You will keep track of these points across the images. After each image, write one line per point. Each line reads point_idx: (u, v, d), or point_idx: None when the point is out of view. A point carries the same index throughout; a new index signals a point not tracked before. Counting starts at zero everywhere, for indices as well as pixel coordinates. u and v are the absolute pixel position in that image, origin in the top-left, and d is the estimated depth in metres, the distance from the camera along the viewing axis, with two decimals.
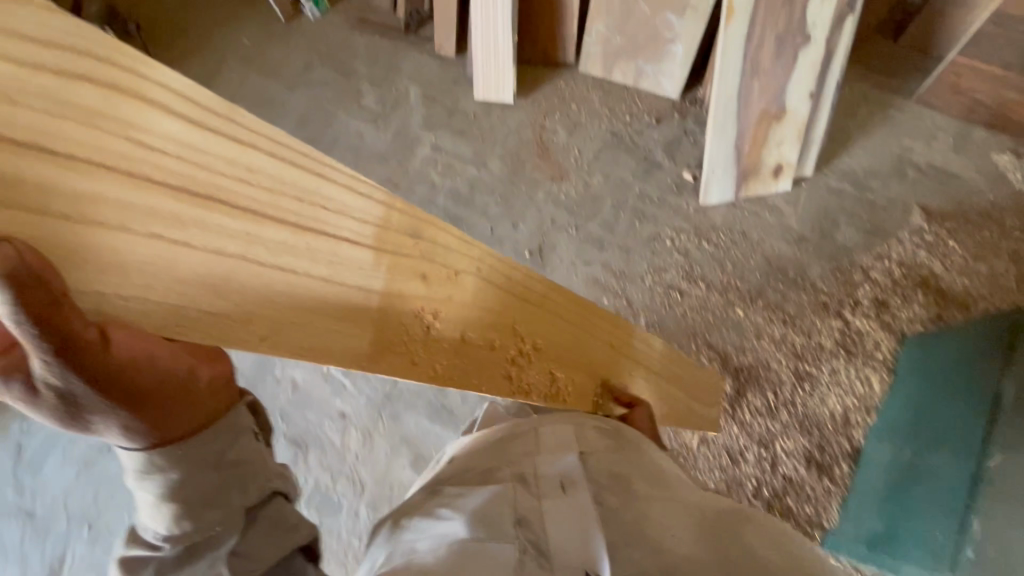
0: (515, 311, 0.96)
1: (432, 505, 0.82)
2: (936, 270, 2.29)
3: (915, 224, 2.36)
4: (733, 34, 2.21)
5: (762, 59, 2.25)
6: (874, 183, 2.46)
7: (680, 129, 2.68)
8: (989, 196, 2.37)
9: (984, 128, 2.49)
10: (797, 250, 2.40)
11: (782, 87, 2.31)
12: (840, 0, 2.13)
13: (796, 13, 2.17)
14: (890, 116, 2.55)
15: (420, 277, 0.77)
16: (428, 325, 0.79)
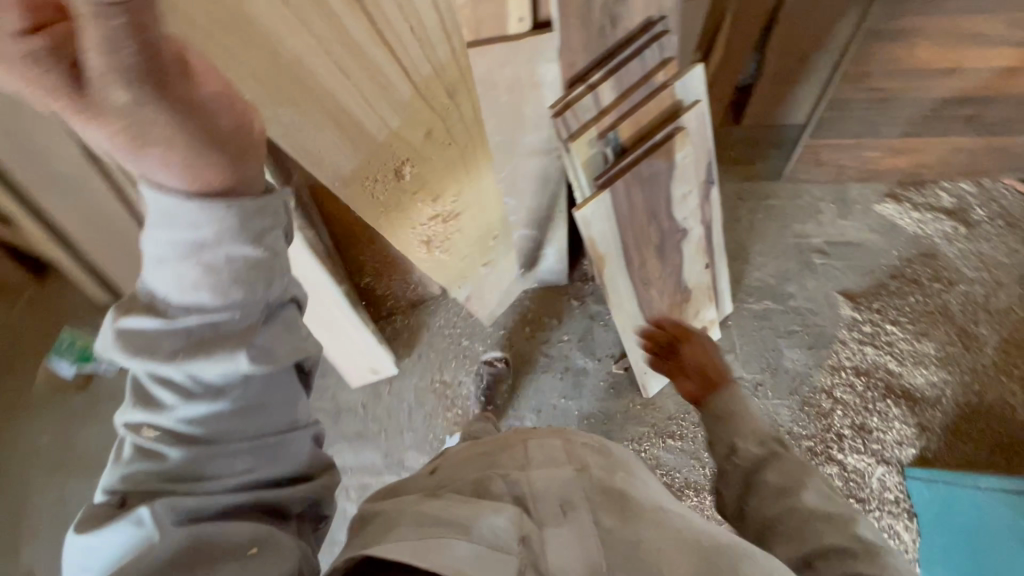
0: (458, 172, 1.31)
1: (410, 509, 0.67)
2: (898, 370, 1.60)
3: (845, 320, 1.70)
4: (614, 281, 1.32)
5: (652, 265, 1.36)
6: (790, 287, 1.76)
7: (584, 318, 1.74)
8: (895, 254, 1.77)
9: (856, 181, 1.85)
10: (756, 403, 1.64)
11: (679, 270, 1.43)
12: (696, 181, 1.32)
13: (666, 218, 1.31)
14: (770, 207, 1.85)
15: (426, 130, 1.16)
16: (405, 168, 1.21)
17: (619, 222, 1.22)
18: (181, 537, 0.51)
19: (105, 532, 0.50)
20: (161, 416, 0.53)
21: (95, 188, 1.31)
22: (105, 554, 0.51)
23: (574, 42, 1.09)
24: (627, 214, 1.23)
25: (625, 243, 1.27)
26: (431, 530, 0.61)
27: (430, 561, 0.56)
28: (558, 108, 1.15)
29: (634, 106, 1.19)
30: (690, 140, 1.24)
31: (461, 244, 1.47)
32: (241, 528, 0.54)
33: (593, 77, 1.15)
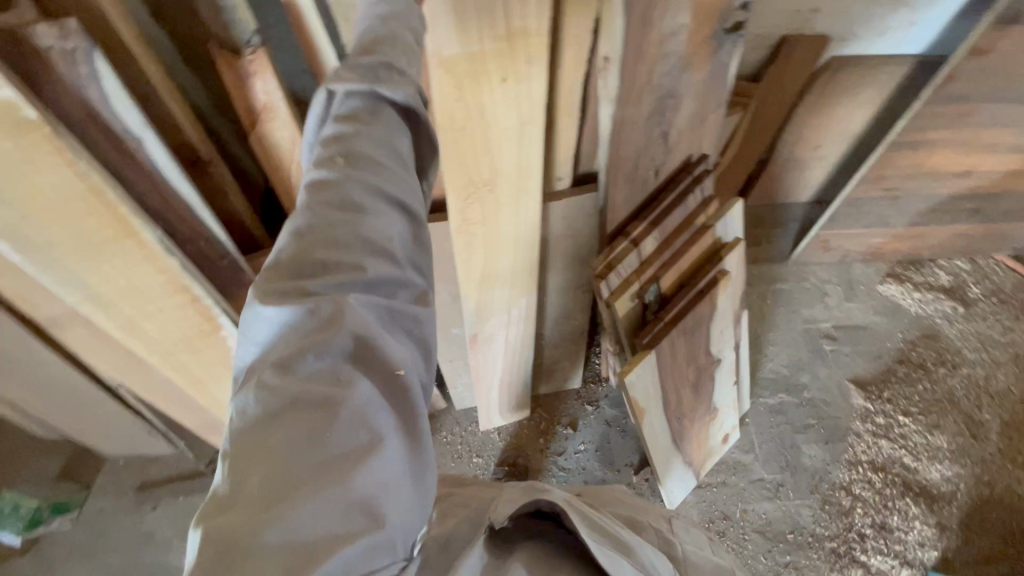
0: (510, 166, 0.82)
1: (577, 504, 0.73)
2: (914, 465, 1.60)
3: (859, 411, 1.68)
4: (652, 425, 1.22)
5: (687, 399, 1.28)
6: (803, 377, 1.73)
7: (599, 423, 1.63)
8: (900, 336, 1.77)
9: (858, 262, 1.86)
10: (779, 505, 1.59)
11: (710, 395, 1.36)
12: (732, 311, 1.23)
13: (702, 353, 1.22)
14: (778, 292, 1.82)
15: (502, 81, 0.70)
16: (465, 115, 0.74)
17: (661, 372, 1.12)
18: (351, 334, 0.43)
19: (275, 298, 0.43)
20: (330, 148, 0.49)
21: (42, 357, 1.09)
22: (270, 326, 0.43)
23: (617, 200, 0.98)
24: (670, 362, 1.14)
25: (664, 389, 1.17)
26: (603, 538, 0.67)
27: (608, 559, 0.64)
28: (599, 266, 1.04)
29: (677, 254, 1.08)
30: (731, 281, 1.16)
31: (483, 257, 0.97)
32: (394, 344, 0.46)
33: (636, 230, 1.04)
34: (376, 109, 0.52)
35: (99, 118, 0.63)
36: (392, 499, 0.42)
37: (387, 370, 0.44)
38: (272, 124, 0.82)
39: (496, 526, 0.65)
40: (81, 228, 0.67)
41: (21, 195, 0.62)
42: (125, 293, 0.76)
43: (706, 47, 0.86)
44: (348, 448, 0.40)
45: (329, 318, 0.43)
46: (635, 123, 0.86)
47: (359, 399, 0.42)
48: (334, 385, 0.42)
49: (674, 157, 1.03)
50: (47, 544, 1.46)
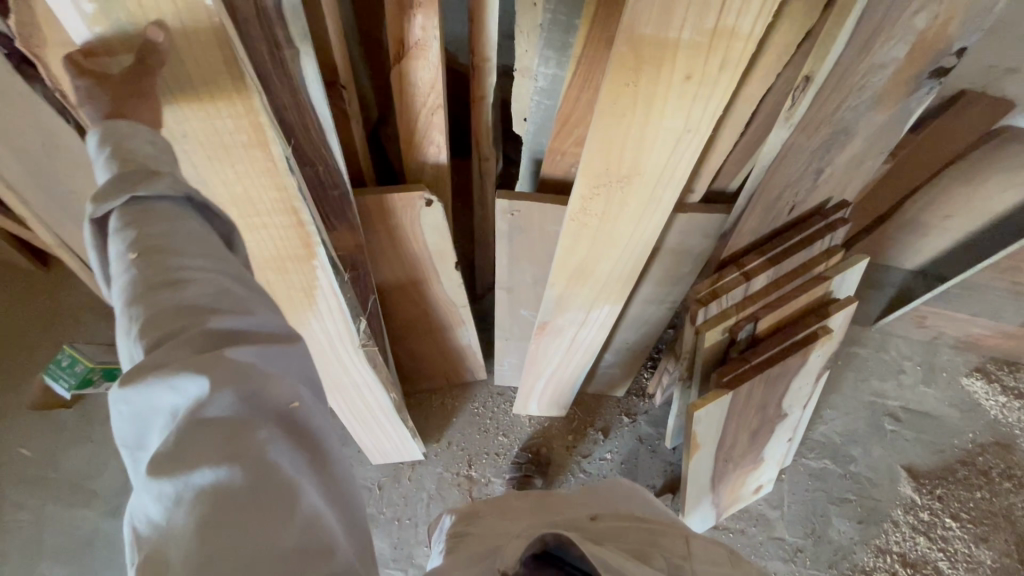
0: (650, 169, 0.76)
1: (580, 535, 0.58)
2: (948, 572, 1.50)
3: (904, 501, 1.59)
4: (699, 461, 1.15)
5: (739, 444, 1.21)
6: (853, 450, 1.64)
7: (631, 436, 1.58)
8: (970, 437, 1.65)
9: (948, 347, 1.72)
10: (793, 570, 1.52)
11: (762, 446, 1.29)
12: (818, 370, 1.14)
13: (773, 403, 1.14)
14: (850, 356, 1.72)
15: (685, 79, 0.64)
16: (632, 105, 0.67)
17: (729, 413, 1.06)
18: (234, 392, 0.46)
19: (151, 377, 0.45)
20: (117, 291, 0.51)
21: None
22: (148, 408, 0.46)
23: (744, 228, 0.90)
24: (740, 405, 1.07)
25: (724, 429, 1.11)
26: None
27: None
28: (702, 291, 0.97)
29: (784, 298, 1.00)
30: (830, 340, 1.07)
31: (585, 253, 0.92)
32: (285, 382, 0.50)
33: (750, 263, 0.96)
34: (163, 207, 0.53)
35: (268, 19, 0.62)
36: (320, 525, 0.46)
37: (278, 409, 0.49)
38: (418, 62, 0.78)
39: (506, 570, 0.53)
40: (219, 127, 0.66)
41: (175, 82, 0.60)
42: (240, 202, 0.75)
43: (903, 88, 0.76)
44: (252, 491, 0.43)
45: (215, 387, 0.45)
46: (798, 154, 0.78)
47: (258, 442, 0.45)
48: (234, 433, 0.45)
49: (814, 197, 0.94)
50: (91, 403, 1.53)
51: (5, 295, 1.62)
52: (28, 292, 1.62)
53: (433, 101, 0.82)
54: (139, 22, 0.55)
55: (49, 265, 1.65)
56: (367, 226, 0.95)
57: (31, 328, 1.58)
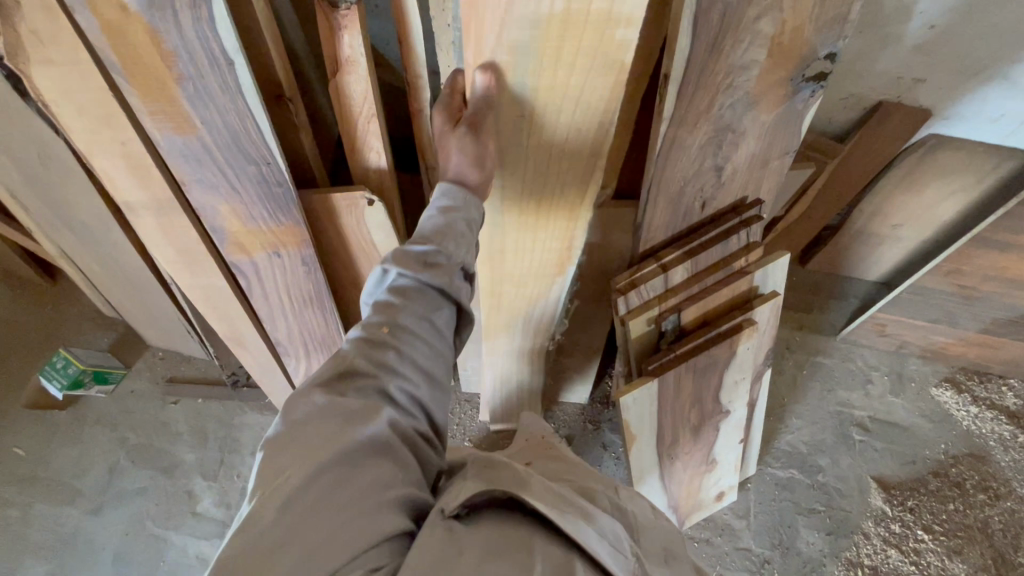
0: (575, 155, 0.85)
1: (533, 475, 0.70)
2: None
3: (873, 513, 1.57)
4: (640, 455, 1.19)
5: (682, 440, 1.24)
6: (821, 460, 1.63)
7: (593, 444, 1.61)
8: (942, 448, 1.63)
9: (915, 357, 1.72)
10: None
11: (710, 445, 1.31)
12: (752, 365, 1.18)
13: (709, 397, 1.18)
14: (816, 366, 1.73)
15: (589, 76, 0.75)
16: (554, 103, 0.78)
17: (659, 404, 1.10)
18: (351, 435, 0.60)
19: (307, 395, 0.62)
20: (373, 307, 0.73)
21: (116, 243, 1.23)
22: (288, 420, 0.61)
23: (654, 221, 0.98)
24: (670, 397, 1.11)
25: (659, 423, 1.15)
26: (559, 505, 0.65)
27: (567, 522, 0.63)
28: (623, 282, 1.03)
29: (705, 291, 1.06)
30: (757, 333, 1.12)
31: (531, 238, 0.99)
32: (388, 460, 0.62)
33: (668, 257, 1.03)
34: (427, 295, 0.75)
35: (207, 39, 0.72)
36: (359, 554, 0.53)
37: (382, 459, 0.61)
38: (350, 76, 0.90)
39: (447, 509, 0.63)
40: (553, 154, 0.85)
41: (533, 129, 0.82)
42: (526, 221, 0.96)
43: (779, 90, 0.85)
44: (343, 467, 0.58)
45: (355, 401, 0.63)
46: (685, 150, 0.87)
47: (355, 475, 0.58)
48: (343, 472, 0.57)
49: (724, 195, 1.01)
50: (82, 405, 1.64)
51: (12, 306, 1.76)
52: (33, 303, 1.76)
53: (366, 110, 0.94)
54: (536, 78, 0.75)
55: (55, 278, 1.80)
56: (316, 226, 1.06)
57: (34, 335, 1.72)
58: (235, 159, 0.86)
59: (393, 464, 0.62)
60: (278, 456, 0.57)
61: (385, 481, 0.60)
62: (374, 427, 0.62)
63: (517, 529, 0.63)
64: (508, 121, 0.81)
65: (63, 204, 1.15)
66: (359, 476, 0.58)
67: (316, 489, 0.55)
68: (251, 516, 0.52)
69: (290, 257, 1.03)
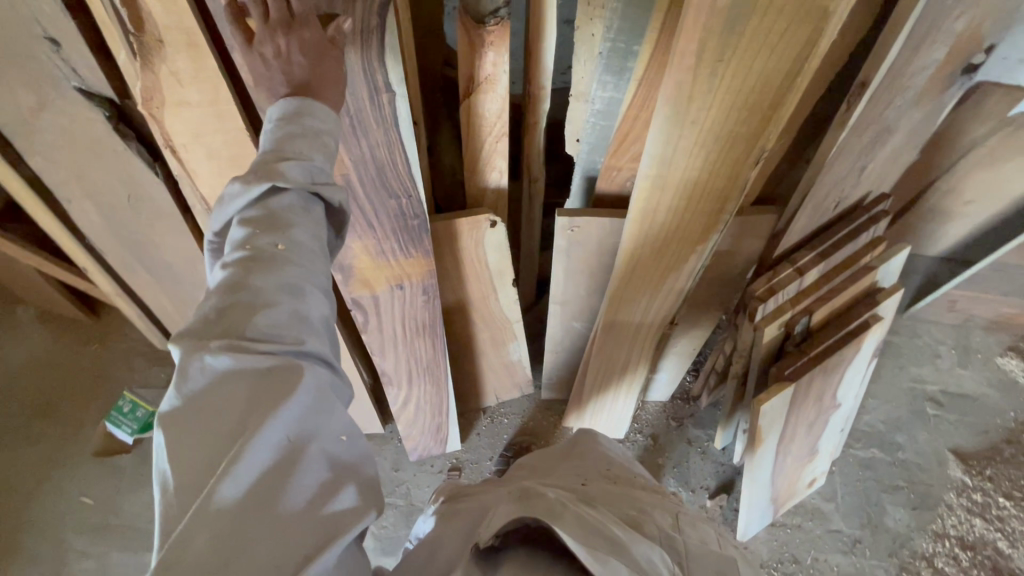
0: (762, 96, 0.69)
1: (570, 506, 0.65)
2: (1009, 552, 1.51)
3: (954, 485, 1.60)
4: (761, 458, 1.20)
5: (796, 436, 1.24)
6: (899, 437, 1.66)
7: (681, 442, 1.61)
8: (1012, 416, 1.67)
9: (980, 329, 1.76)
10: (853, 561, 1.53)
11: (817, 438, 1.32)
12: (869, 360, 1.18)
13: (828, 392, 1.18)
14: (884, 345, 1.76)
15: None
16: (770, 22, 0.62)
17: (790, 408, 1.10)
18: (287, 410, 0.47)
19: (196, 358, 0.47)
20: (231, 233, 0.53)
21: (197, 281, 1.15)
22: (191, 406, 0.46)
23: (797, 226, 0.96)
24: (799, 399, 1.11)
25: (785, 423, 1.14)
26: (589, 536, 0.60)
27: (592, 555, 0.57)
28: (760, 289, 1.02)
29: (835, 290, 1.05)
30: (880, 328, 1.11)
31: (678, 201, 0.83)
32: (333, 425, 0.51)
33: (803, 260, 1.01)
34: (295, 208, 0.54)
35: (372, 68, 0.69)
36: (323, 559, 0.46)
37: (331, 432, 0.51)
38: (487, 95, 0.84)
39: (482, 542, 0.61)
40: (741, 95, 0.69)
41: (733, 59, 0.66)
42: (681, 180, 0.80)
43: (940, 86, 0.82)
44: (279, 458, 0.47)
45: (266, 357, 0.48)
46: (848, 154, 0.84)
47: (306, 460, 0.48)
48: (286, 461, 0.47)
49: (857, 192, 0.99)
50: (149, 445, 1.56)
51: (57, 347, 1.67)
52: (80, 342, 1.67)
53: (503, 127, 0.88)
54: None
55: (98, 314, 1.70)
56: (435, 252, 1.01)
57: (85, 376, 1.64)
58: (376, 193, 0.83)
59: (338, 419, 0.52)
60: (189, 452, 0.45)
61: (336, 457, 0.51)
62: (300, 392, 0.48)
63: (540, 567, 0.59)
64: (710, 46, 0.65)
65: (145, 244, 1.06)
66: (303, 458, 0.48)
67: (252, 495, 0.45)
68: (170, 551, 0.41)
69: (412, 288, 1.00)
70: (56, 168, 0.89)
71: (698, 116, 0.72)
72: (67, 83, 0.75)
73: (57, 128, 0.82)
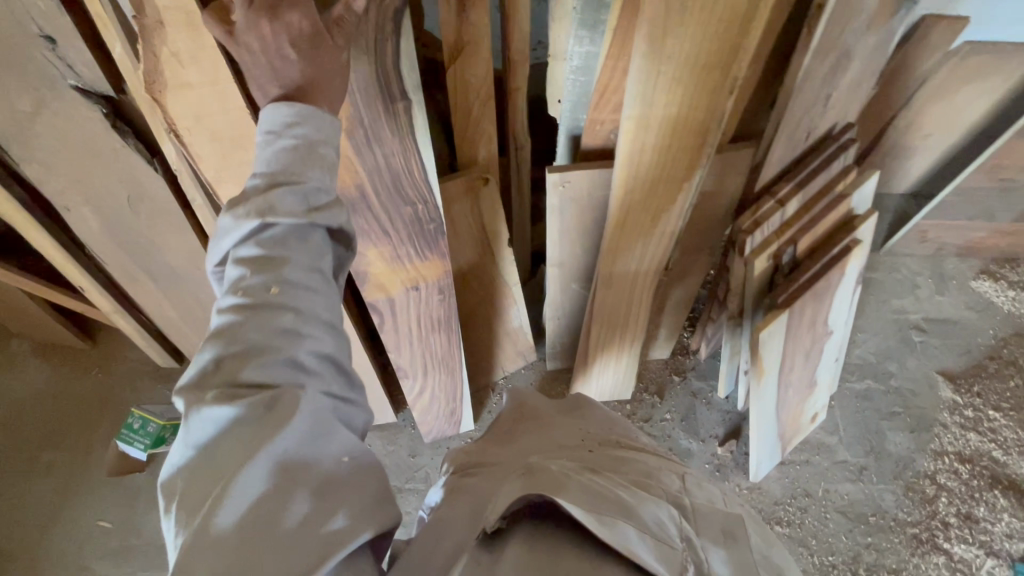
0: (730, 24, 0.76)
1: (573, 475, 0.63)
2: (1003, 459, 1.60)
3: (946, 404, 1.68)
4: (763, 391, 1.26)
5: (796, 367, 1.30)
6: (890, 366, 1.74)
7: (686, 395, 1.66)
8: (992, 333, 1.76)
9: (952, 256, 1.85)
10: (861, 487, 1.60)
11: (815, 368, 1.38)
12: (855, 286, 1.25)
13: (820, 319, 1.24)
14: (866, 282, 1.84)
15: None
16: None
17: (787, 336, 1.16)
18: (282, 438, 0.49)
19: (191, 409, 0.49)
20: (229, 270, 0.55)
21: (199, 281, 1.16)
22: (193, 447, 0.49)
23: (773, 157, 1.02)
24: (795, 326, 1.17)
25: (783, 352, 1.21)
26: (596, 504, 0.58)
27: (603, 525, 0.55)
28: (746, 223, 1.07)
29: (815, 218, 1.11)
30: (862, 251, 1.18)
31: (664, 139, 0.88)
32: (333, 447, 0.53)
33: (782, 191, 1.07)
34: (292, 239, 0.56)
35: (385, 67, 0.78)
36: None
37: (330, 454, 0.52)
38: (473, 57, 0.88)
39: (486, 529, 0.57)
40: (710, 24, 0.75)
41: None
42: (664, 117, 0.85)
43: (888, 10, 0.89)
44: (278, 482, 0.48)
45: (264, 391, 0.50)
46: (813, 80, 0.90)
47: (304, 483, 0.49)
48: (284, 483, 0.48)
49: (825, 122, 1.05)
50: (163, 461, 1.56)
51: (56, 377, 1.65)
52: (79, 369, 1.66)
53: (490, 87, 0.92)
54: None
55: (94, 340, 1.69)
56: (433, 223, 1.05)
57: (89, 402, 1.62)
58: (395, 200, 0.95)
59: (338, 443, 0.53)
60: (194, 488, 0.47)
61: (335, 479, 0.52)
62: (296, 419, 0.50)
63: (551, 542, 0.55)
64: None
65: (146, 248, 1.08)
66: (301, 481, 0.49)
67: (251, 521, 0.46)
68: None
69: (429, 287, 1.13)
70: (54, 175, 0.90)
71: (675, 50, 0.78)
72: (64, 82, 0.77)
73: (54, 131, 0.83)
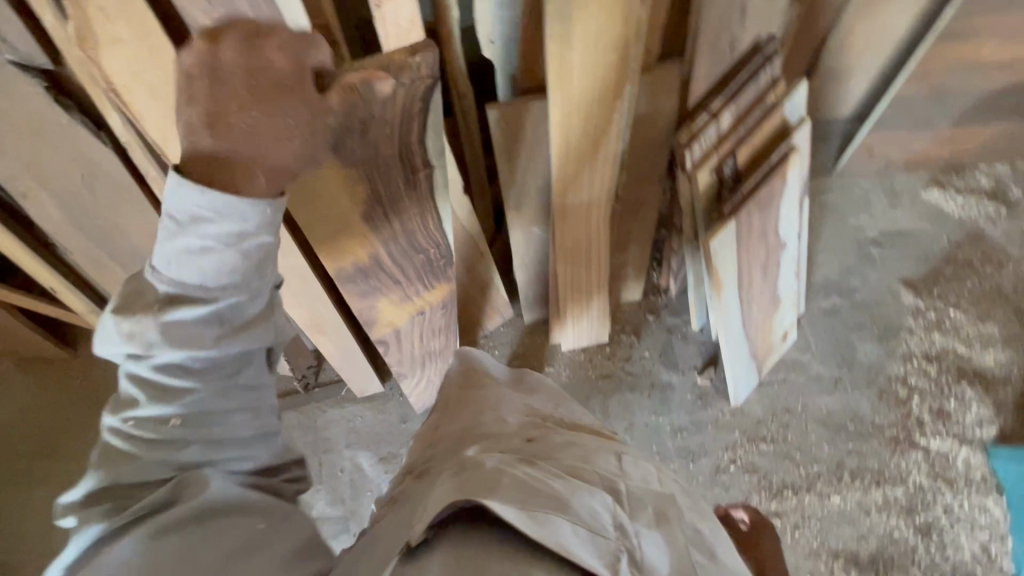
0: None
1: (505, 468, 0.59)
2: (967, 353, 1.68)
3: (911, 310, 1.75)
4: (726, 306, 1.33)
5: (756, 281, 1.36)
6: (854, 281, 1.80)
7: (661, 331, 1.71)
8: (946, 239, 1.84)
9: (902, 171, 1.92)
10: (839, 398, 1.66)
11: (776, 283, 1.44)
12: (800, 196, 1.31)
13: (771, 230, 1.30)
14: (824, 204, 1.89)
15: None
16: None
17: (738, 248, 1.22)
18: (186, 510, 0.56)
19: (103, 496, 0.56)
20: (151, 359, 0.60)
21: None
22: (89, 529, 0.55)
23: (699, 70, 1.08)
24: (746, 237, 1.22)
25: (739, 265, 1.26)
26: (530, 498, 0.54)
27: (536, 524, 0.51)
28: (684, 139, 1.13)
29: (750, 130, 1.17)
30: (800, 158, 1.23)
31: (588, 56, 0.93)
32: (244, 515, 0.59)
33: (714, 105, 1.13)
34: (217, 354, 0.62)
35: (398, 123, 0.92)
36: None
37: (243, 523, 0.59)
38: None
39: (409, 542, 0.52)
40: None
41: None
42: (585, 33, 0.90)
43: None
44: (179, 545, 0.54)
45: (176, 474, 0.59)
46: None
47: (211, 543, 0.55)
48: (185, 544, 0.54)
49: (747, 34, 1.11)
50: None
51: (42, 390, 1.67)
52: (64, 379, 1.67)
53: (418, 29, 0.93)
54: None
55: (76, 348, 1.70)
56: None
57: (78, 409, 1.64)
58: (405, 252, 1.14)
59: (252, 514, 0.60)
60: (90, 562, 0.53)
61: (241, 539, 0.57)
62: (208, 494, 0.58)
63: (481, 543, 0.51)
64: None
65: (109, 231, 1.10)
66: (209, 542, 0.55)
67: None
68: None
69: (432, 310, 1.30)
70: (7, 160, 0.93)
71: None
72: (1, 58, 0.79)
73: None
